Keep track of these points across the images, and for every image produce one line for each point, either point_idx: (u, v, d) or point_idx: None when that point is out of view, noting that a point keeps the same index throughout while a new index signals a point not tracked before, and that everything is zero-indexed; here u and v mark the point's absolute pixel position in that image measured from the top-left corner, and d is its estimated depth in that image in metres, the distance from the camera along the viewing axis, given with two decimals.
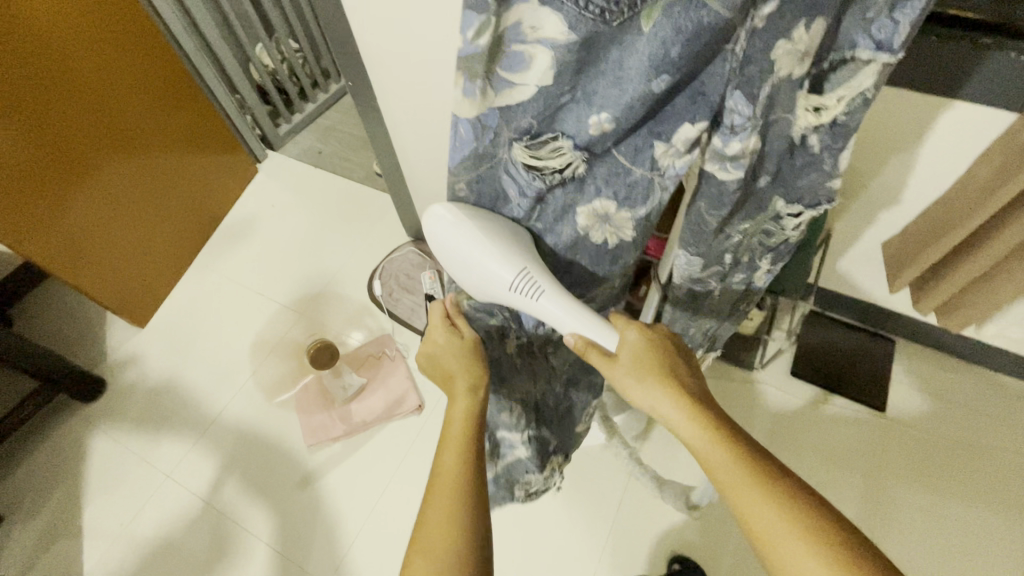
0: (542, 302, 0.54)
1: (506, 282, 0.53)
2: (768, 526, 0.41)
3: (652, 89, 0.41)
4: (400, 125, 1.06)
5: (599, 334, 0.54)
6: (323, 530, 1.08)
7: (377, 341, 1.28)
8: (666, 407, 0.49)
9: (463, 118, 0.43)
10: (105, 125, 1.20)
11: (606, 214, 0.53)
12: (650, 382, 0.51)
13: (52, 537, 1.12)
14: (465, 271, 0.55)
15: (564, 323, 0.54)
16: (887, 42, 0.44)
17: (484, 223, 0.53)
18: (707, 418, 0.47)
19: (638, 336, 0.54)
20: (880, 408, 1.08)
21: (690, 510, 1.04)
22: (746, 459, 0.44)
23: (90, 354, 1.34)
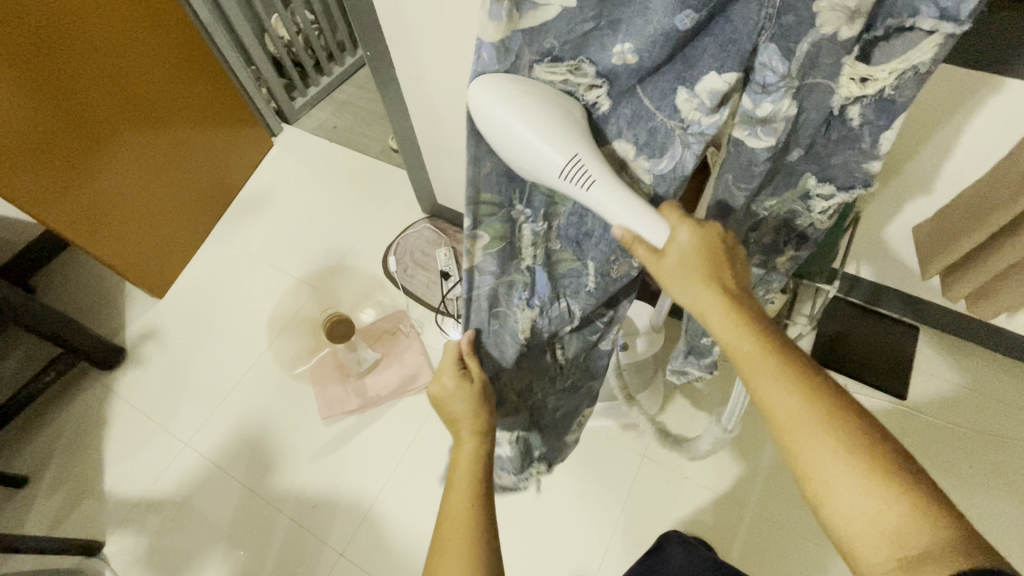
0: (595, 191, 0.43)
1: (557, 165, 0.41)
2: (793, 418, 0.40)
3: (676, 24, 0.38)
4: (418, 98, 1.05)
5: (651, 229, 0.45)
6: (338, 501, 1.10)
7: (392, 317, 1.28)
8: (704, 301, 0.46)
9: (485, 42, 0.38)
10: (116, 92, 1.17)
11: (624, 158, 0.48)
12: (692, 278, 0.46)
13: (75, 500, 1.15)
14: (507, 147, 0.41)
15: (616, 215, 0.44)
16: (954, 9, 0.39)
17: (535, 92, 0.40)
18: (742, 317, 0.44)
19: (689, 233, 0.46)
20: (900, 396, 1.06)
21: (702, 492, 1.04)
22: (780, 355, 0.42)
23: (110, 323, 1.36)
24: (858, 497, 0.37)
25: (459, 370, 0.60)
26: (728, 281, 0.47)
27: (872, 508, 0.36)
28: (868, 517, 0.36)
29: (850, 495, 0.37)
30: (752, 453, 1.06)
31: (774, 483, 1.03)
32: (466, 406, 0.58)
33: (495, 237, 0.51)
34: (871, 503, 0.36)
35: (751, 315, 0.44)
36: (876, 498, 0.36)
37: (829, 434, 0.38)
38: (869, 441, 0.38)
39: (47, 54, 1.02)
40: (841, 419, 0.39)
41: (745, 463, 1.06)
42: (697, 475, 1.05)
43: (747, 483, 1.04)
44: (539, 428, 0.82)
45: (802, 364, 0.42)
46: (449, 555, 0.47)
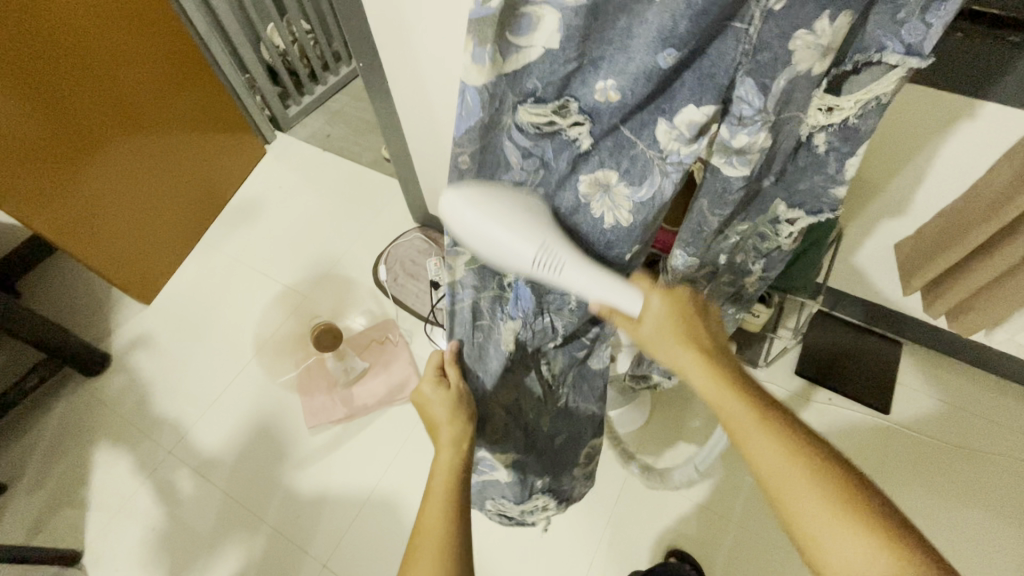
0: (566, 275, 0.47)
1: (528, 257, 0.44)
2: (778, 475, 0.41)
3: (657, 62, 0.39)
4: (411, 109, 1.06)
5: (624, 302, 0.49)
6: (322, 511, 1.09)
7: (380, 326, 1.28)
8: (684, 360, 0.49)
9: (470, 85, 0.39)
10: (108, 101, 1.18)
11: (607, 183, 0.49)
12: (670, 339, 0.50)
13: (55, 508, 1.13)
14: (482, 246, 0.45)
15: (591, 292, 0.48)
16: (918, 45, 0.42)
17: (503, 193, 0.45)
18: (721, 372, 0.47)
19: (662, 300, 0.51)
20: (884, 410, 1.07)
21: (686, 504, 1.04)
22: (761, 410, 0.44)
23: (96, 328, 1.35)
24: (845, 550, 0.37)
25: (438, 377, 0.62)
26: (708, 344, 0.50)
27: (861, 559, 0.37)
28: (858, 573, 0.37)
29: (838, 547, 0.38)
30: (736, 464, 1.07)
31: (759, 496, 1.03)
32: (444, 410, 0.59)
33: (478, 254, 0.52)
34: (858, 557, 0.37)
35: (733, 373, 0.47)
36: (863, 549, 0.37)
37: (810, 485, 0.40)
38: (852, 491, 0.39)
39: (41, 61, 1.02)
40: (826, 474, 0.40)
41: (731, 475, 1.06)
42: (684, 487, 1.05)
43: (732, 494, 1.04)
44: (535, 452, 0.78)
45: (783, 419, 0.43)
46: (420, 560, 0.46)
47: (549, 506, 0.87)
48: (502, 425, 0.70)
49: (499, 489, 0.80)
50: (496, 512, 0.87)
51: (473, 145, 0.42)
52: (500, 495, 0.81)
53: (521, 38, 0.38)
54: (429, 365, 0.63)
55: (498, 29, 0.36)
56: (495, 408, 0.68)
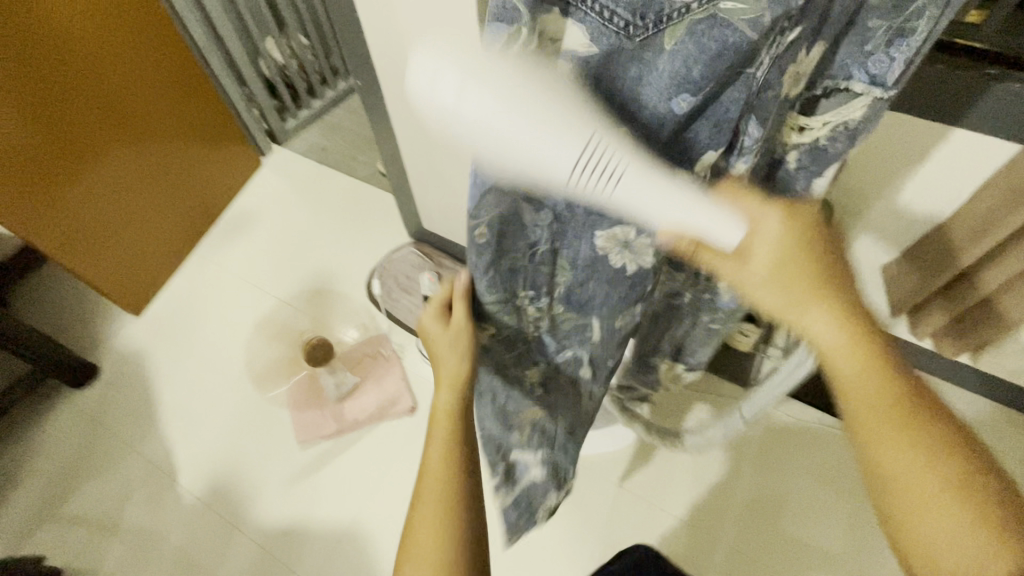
0: (626, 185, 0.35)
1: (569, 162, 0.33)
2: (897, 464, 0.41)
3: (672, 108, 0.37)
4: (407, 126, 1.07)
5: (710, 224, 0.38)
6: (308, 529, 1.07)
7: (373, 340, 1.28)
8: (818, 321, 0.43)
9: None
10: (104, 115, 1.19)
11: (626, 239, 0.49)
12: (793, 289, 0.43)
13: (38, 523, 1.11)
14: (501, 152, 0.33)
15: (654, 205, 0.36)
16: (882, 77, 0.44)
17: (526, 82, 0.32)
18: (861, 341, 0.42)
19: (787, 241, 0.42)
20: None
21: (678, 525, 1.04)
22: (892, 389, 0.42)
23: (85, 339, 1.34)
24: (941, 530, 0.40)
25: (439, 313, 0.60)
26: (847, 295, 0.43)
27: (958, 540, 0.39)
28: (947, 549, 0.39)
29: (934, 527, 0.40)
30: (728, 485, 1.07)
31: (748, 516, 1.04)
32: (449, 351, 0.58)
33: (500, 325, 0.59)
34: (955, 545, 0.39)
35: (869, 339, 0.42)
36: (965, 536, 0.39)
37: (930, 472, 0.40)
38: (971, 484, 0.40)
39: (36, 76, 1.03)
40: (947, 462, 0.40)
41: (722, 494, 1.06)
42: (672, 506, 1.05)
43: (723, 515, 1.04)
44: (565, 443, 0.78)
45: (913, 402, 0.42)
46: (422, 532, 0.50)
47: (578, 477, 0.87)
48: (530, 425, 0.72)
49: (538, 491, 0.77)
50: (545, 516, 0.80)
51: (490, 214, 0.45)
52: (542, 496, 0.78)
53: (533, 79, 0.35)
54: (434, 301, 0.61)
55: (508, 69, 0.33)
56: (522, 422, 0.72)
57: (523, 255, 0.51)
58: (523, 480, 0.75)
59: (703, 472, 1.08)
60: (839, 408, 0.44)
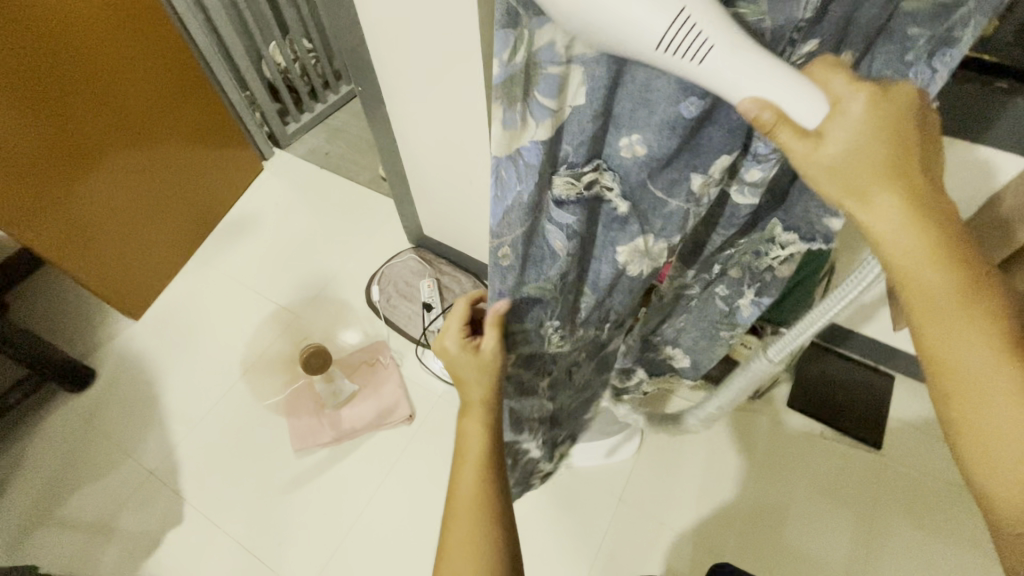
0: (714, 63, 0.31)
1: (657, 33, 0.29)
2: (965, 369, 0.32)
3: (680, 112, 0.39)
4: (409, 132, 1.06)
5: (801, 100, 0.32)
6: (304, 538, 1.06)
7: (372, 347, 1.27)
8: (896, 212, 0.31)
9: (504, 156, 0.39)
10: (107, 117, 1.19)
11: (646, 249, 0.52)
12: (869, 168, 0.31)
13: (31, 528, 1.10)
14: (592, 13, 0.29)
15: (745, 86, 0.32)
16: (921, 88, 0.41)
17: None
18: (944, 237, 0.31)
19: (867, 106, 0.32)
20: (875, 445, 1.07)
21: (678, 539, 1.02)
22: (980, 299, 0.31)
23: (83, 343, 1.33)
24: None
25: (465, 334, 0.55)
26: (924, 171, 0.32)
27: None
28: None
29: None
30: (728, 499, 1.06)
31: (750, 530, 1.03)
32: (476, 370, 0.54)
33: (524, 354, 0.60)
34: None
35: (947, 232, 0.31)
36: None
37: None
38: None
39: (40, 78, 1.04)
40: None
41: (722, 507, 1.05)
42: (673, 520, 1.04)
43: (724, 530, 1.03)
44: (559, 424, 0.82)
45: (988, 290, 0.32)
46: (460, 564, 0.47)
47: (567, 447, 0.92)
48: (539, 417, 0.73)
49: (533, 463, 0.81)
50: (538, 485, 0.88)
51: (514, 232, 0.45)
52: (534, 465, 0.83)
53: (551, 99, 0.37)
54: (457, 314, 0.56)
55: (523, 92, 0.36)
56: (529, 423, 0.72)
57: (551, 284, 0.52)
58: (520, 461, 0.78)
59: (704, 485, 1.07)
60: (905, 319, 0.34)
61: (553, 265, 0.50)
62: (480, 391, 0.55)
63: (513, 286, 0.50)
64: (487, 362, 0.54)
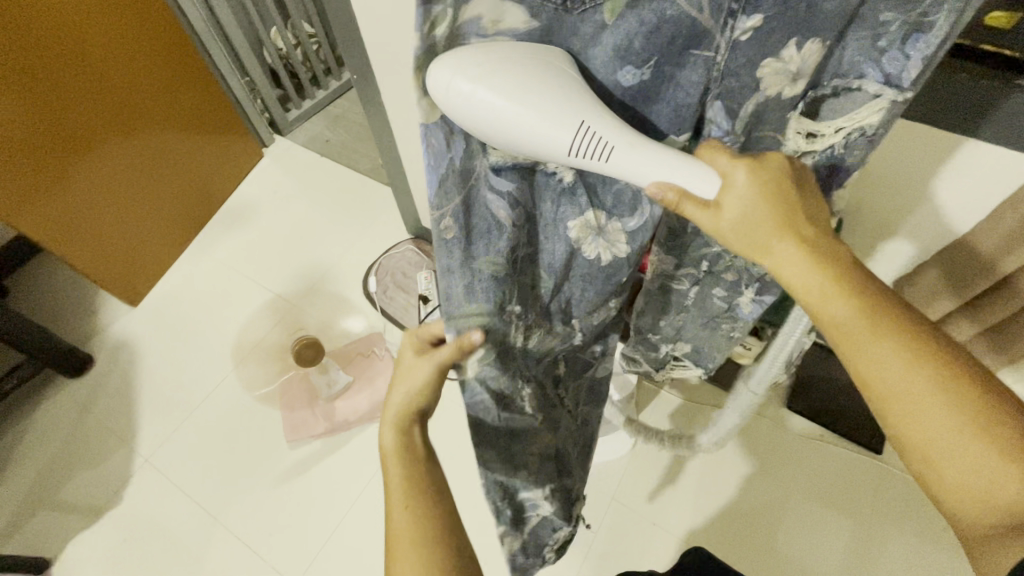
0: (619, 161, 0.36)
1: (564, 144, 0.35)
2: (891, 385, 0.36)
3: (619, 80, 0.38)
4: (404, 122, 1.04)
5: (696, 179, 0.37)
6: (296, 530, 1.06)
7: (366, 339, 1.26)
8: (787, 257, 0.38)
9: (432, 125, 0.38)
10: (105, 103, 1.18)
11: (599, 225, 0.47)
12: (761, 228, 0.38)
13: (28, 512, 1.11)
14: (499, 134, 0.36)
15: (647, 173, 0.37)
16: (897, 77, 0.39)
17: (515, 59, 0.34)
18: (834, 274, 0.37)
19: (748, 178, 0.38)
20: (876, 449, 1.05)
21: (674, 542, 1.01)
22: (874, 317, 0.36)
23: (83, 329, 1.34)
24: (961, 463, 0.34)
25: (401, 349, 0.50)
26: (811, 222, 0.38)
27: (976, 472, 0.34)
28: (969, 482, 0.34)
29: (954, 459, 0.35)
30: (725, 504, 1.04)
31: (744, 532, 1.01)
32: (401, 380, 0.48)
33: (488, 354, 0.45)
34: (964, 451, 0.34)
35: (836, 270, 0.37)
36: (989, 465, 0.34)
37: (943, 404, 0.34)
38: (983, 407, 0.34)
39: (40, 65, 1.03)
40: (958, 388, 0.34)
41: (718, 510, 1.04)
42: (668, 521, 1.03)
43: (720, 536, 1.02)
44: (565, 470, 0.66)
45: (896, 315, 0.36)
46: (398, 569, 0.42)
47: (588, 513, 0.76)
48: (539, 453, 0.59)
49: (549, 524, 0.64)
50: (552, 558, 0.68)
51: (453, 204, 0.40)
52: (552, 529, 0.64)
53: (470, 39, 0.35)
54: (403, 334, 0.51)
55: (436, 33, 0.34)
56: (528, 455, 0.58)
57: (505, 266, 0.43)
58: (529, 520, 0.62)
59: (701, 490, 1.05)
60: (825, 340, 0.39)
61: (503, 238, 0.42)
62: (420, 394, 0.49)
63: (460, 265, 0.42)
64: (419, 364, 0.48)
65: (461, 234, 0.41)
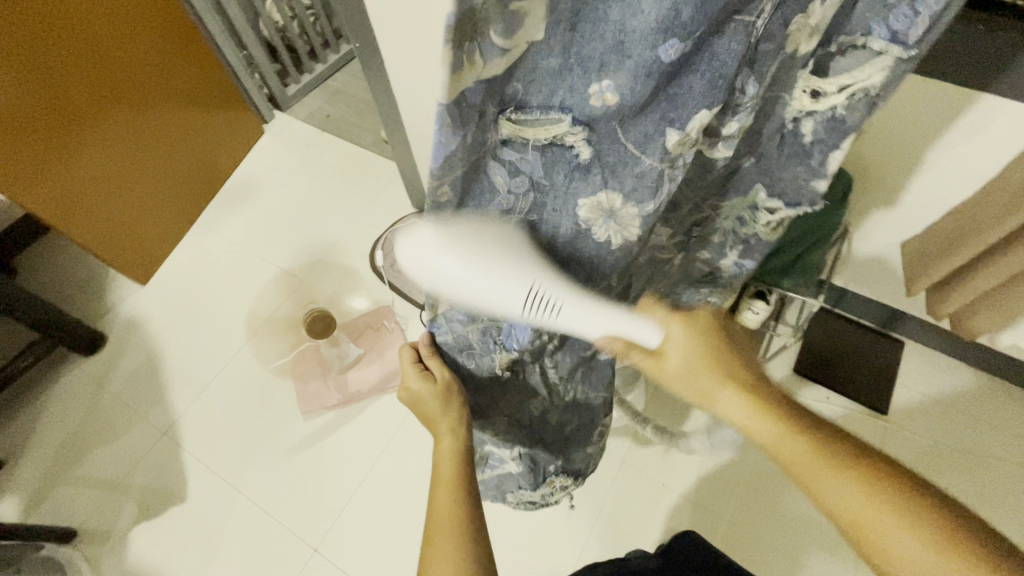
0: (565, 316, 0.48)
1: (519, 300, 0.45)
2: (843, 499, 0.44)
3: (659, 57, 0.33)
4: (406, 93, 1.03)
5: (640, 329, 0.52)
6: (312, 498, 1.09)
7: (375, 312, 1.27)
8: (729, 400, 0.51)
9: (449, 104, 0.31)
10: (102, 80, 1.15)
11: (610, 208, 0.45)
12: (703, 373, 0.52)
13: (50, 485, 1.14)
14: (465, 293, 0.45)
15: (591, 327, 0.50)
16: (904, 33, 0.39)
17: (483, 226, 0.42)
18: (765, 406, 0.49)
19: (682, 329, 0.54)
20: (882, 410, 1.05)
21: (681, 502, 1.04)
22: (811, 439, 0.47)
23: (92, 308, 1.34)
24: (929, 567, 0.40)
25: (420, 371, 0.58)
26: (741, 372, 0.52)
27: (937, 568, 0.40)
28: None
29: (922, 566, 0.40)
30: (730, 467, 1.06)
31: (750, 493, 1.04)
32: (436, 403, 0.57)
33: None
34: (926, 555, 0.40)
35: (773, 407, 0.49)
36: (940, 559, 0.40)
37: (889, 514, 0.42)
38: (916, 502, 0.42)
39: (36, 45, 1.01)
40: (892, 494, 0.43)
41: (722, 471, 1.06)
42: (673, 482, 1.05)
43: (726, 496, 1.04)
44: (542, 442, 0.78)
45: (828, 440, 0.46)
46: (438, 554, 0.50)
47: (568, 483, 0.88)
48: (506, 427, 0.73)
49: (514, 480, 0.82)
50: (518, 501, 0.89)
51: (455, 172, 0.36)
52: (517, 485, 0.83)
53: (512, 39, 0.30)
54: (404, 358, 0.58)
55: (479, 25, 0.28)
56: (498, 414, 0.70)
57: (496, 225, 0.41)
58: (497, 470, 0.80)
59: (706, 453, 1.07)
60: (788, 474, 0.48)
61: (496, 200, 0.41)
62: (447, 416, 0.58)
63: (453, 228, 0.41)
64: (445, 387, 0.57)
65: (457, 207, 0.40)
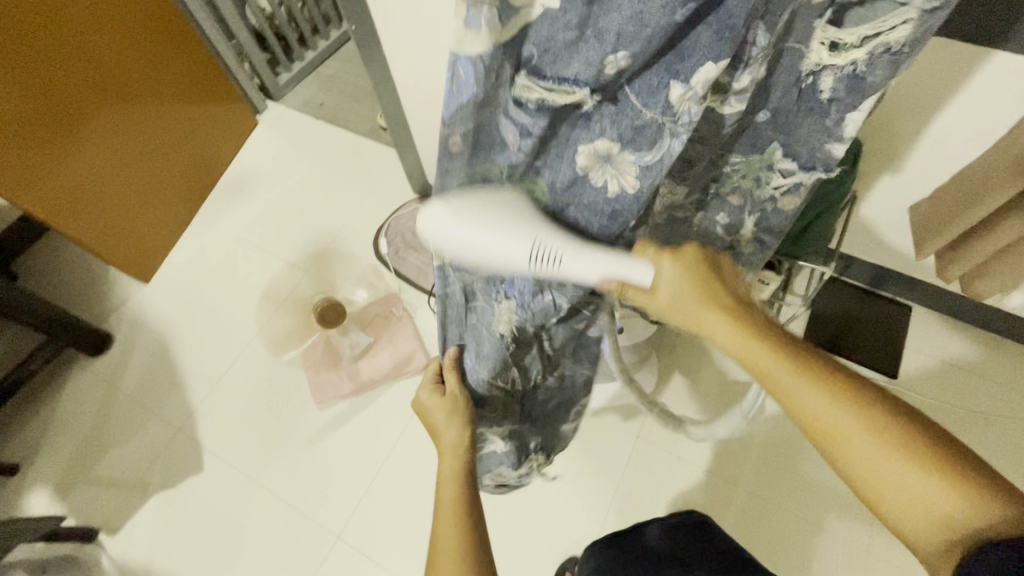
0: (567, 266, 0.46)
1: (525, 255, 0.44)
2: (833, 430, 0.40)
3: (674, 20, 0.34)
4: (406, 75, 1.01)
5: (635, 273, 0.47)
6: (332, 488, 1.09)
7: (384, 300, 1.27)
8: (718, 328, 0.46)
9: (459, 56, 0.35)
10: (91, 74, 1.13)
11: (608, 154, 0.44)
12: (693, 301, 0.47)
13: (68, 487, 1.14)
14: (467, 254, 0.45)
15: (594, 273, 0.47)
16: None
17: (485, 197, 0.44)
18: (753, 334, 0.45)
19: (673, 263, 0.48)
20: (893, 374, 1.07)
21: (699, 474, 1.05)
22: (798, 363, 0.43)
23: (97, 308, 1.34)
24: (917, 500, 0.38)
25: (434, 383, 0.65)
26: (726, 296, 0.47)
27: (926, 501, 0.37)
28: (930, 517, 0.37)
29: (911, 497, 0.38)
30: (745, 437, 1.07)
31: (766, 463, 1.05)
32: (444, 411, 0.63)
33: None
34: (919, 489, 0.38)
35: (762, 334, 0.45)
36: (935, 495, 0.37)
37: (884, 447, 0.39)
38: (912, 438, 0.39)
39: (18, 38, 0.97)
40: (888, 427, 0.39)
41: (738, 442, 1.07)
42: (691, 456, 1.06)
43: (742, 465, 1.05)
44: (529, 419, 0.80)
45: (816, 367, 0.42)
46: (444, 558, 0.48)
47: (541, 461, 0.89)
48: (500, 403, 0.71)
49: (496, 457, 0.81)
50: (495, 484, 0.90)
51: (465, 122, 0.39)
52: (499, 463, 0.82)
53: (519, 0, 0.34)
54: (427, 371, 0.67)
55: None
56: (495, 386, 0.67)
57: (499, 175, 0.46)
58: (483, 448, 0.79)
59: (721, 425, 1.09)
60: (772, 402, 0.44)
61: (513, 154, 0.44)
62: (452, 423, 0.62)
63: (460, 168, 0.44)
64: (457, 397, 0.64)
65: (468, 150, 0.42)
